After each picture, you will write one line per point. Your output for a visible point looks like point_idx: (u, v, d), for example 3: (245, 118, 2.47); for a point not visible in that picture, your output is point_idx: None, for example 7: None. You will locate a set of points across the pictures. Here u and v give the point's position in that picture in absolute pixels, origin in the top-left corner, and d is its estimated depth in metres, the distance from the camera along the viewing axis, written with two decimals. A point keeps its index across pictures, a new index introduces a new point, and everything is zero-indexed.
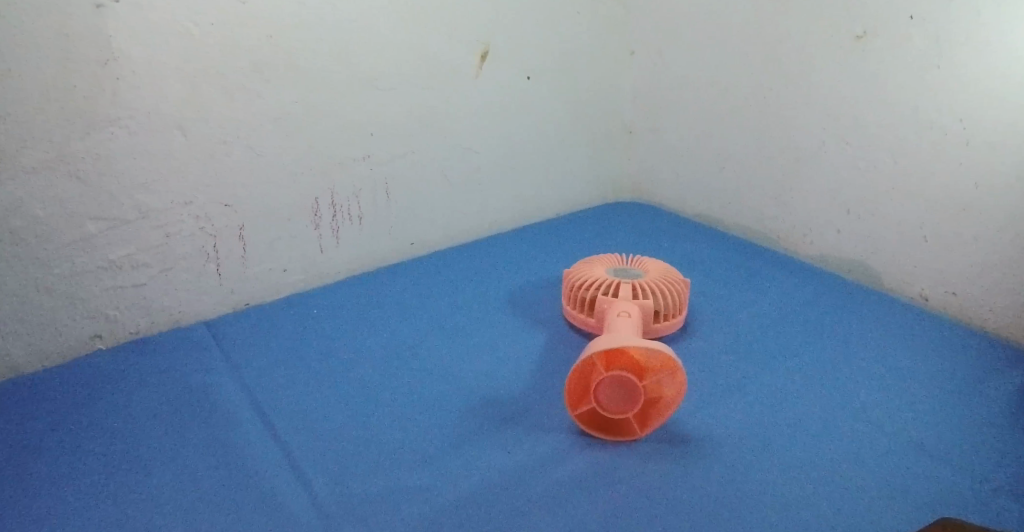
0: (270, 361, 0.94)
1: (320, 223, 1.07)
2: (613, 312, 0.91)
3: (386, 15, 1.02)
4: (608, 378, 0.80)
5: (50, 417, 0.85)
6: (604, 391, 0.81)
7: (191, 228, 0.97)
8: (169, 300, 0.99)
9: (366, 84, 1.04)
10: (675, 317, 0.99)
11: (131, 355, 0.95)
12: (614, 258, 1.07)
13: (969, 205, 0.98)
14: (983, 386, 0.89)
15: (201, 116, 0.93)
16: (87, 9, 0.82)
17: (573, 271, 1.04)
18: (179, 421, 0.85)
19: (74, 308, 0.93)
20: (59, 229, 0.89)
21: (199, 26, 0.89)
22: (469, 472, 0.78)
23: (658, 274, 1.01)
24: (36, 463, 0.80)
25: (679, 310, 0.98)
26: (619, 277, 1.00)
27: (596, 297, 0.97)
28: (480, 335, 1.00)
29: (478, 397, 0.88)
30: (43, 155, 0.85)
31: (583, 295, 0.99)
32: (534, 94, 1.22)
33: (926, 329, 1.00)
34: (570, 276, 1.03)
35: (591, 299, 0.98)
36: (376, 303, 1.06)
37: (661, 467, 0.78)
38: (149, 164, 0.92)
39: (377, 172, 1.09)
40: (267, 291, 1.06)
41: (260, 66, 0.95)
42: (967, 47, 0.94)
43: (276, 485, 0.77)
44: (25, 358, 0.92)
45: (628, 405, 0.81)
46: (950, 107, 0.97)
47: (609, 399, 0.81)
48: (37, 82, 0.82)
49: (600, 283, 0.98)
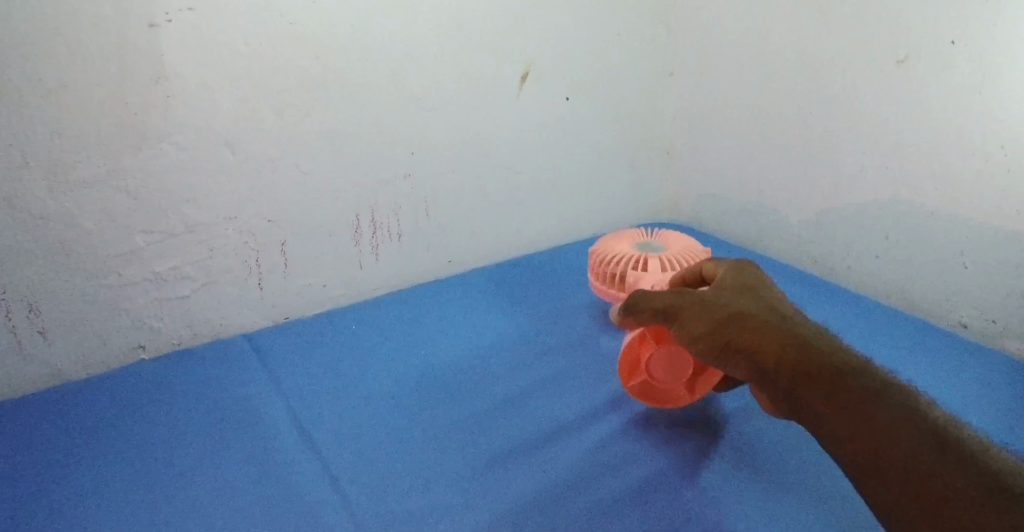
0: (309, 374, 0.95)
1: (360, 239, 1.08)
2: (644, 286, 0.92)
3: (431, 35, 1.03)
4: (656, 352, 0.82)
5: (94, 423, 0.87)
6: (653, 365, 0.83)
7: (235, 242, 0.99)
8: (212, 313, 1.01)
9: (411, 103, 1.05)
10: None
11: (173, 366, 0.97)
12: (636, 232, 1.08)
13: (1014, 232, 0.96)
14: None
15: (248, 133, 0.95)
16: (142, 28, 0.85)
17: (597, 246, 1.05)
18: (220, 430, 0.86)
19: (120, 318, 0.95)
20: (108, 241, 0.91)
21: (248, 44, 0.91)
22: (505, 490, 0.77)
23: (682, 247, 1.02)
24: (79, 467, 0.81)
25: None
26: (644, 250, 1.02)
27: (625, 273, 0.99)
28: (517, 353, 0.99)
29: (515, 416, 0.88)
30: (95, 169, 0.87)
31: (611, 271, 1.00)
32: (574, 115, 1.23)
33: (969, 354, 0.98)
34: (597, 252, 1.04)
35: (619, 275, 0.99)
36: (413, 320, 1.07)
37: (698, 491, 0.77)
38: (197, 179, 0.94)
39: (418, 190, 1.11)
40: (308, 306, 1.08)
41: (306, 85, 0.97)
42: (1012, 70, 0.92)
43: (310, 496, 0.77)
44: (72, 366, 0.94)
45: (677, 376, 0.83)
46: (994, 133, 0.95)
47: (658, 370, 0.83)
48: (92, 98, 0.85)
49: (627, 259, 1.00)
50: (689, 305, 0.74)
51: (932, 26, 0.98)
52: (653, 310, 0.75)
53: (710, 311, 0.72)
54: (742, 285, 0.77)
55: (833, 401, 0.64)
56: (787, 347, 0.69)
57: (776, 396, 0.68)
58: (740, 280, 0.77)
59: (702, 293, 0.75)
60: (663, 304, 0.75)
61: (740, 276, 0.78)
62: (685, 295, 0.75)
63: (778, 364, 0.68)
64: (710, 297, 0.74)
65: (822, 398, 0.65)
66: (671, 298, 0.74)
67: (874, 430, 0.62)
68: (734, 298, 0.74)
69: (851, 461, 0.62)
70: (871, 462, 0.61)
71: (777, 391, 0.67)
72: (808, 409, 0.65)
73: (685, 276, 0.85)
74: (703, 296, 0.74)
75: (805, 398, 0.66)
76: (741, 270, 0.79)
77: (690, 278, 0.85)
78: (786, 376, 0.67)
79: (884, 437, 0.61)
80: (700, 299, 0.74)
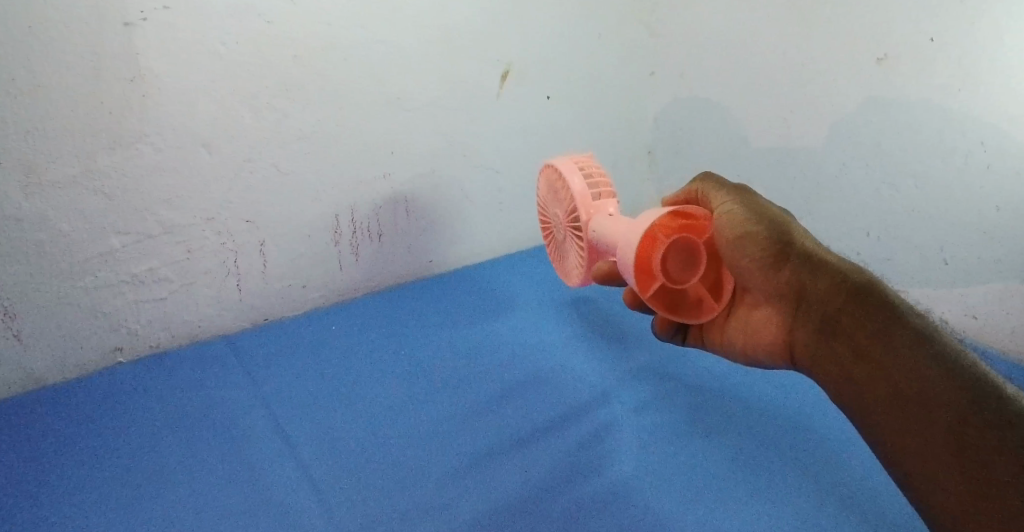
0: (289, 376, 0.95)
1: (340, 240, 1.08)
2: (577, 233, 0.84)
3: (413, 36, 1.03)
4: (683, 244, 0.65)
5: (70, 426, 0.86)
6: (672, 255, 0.65)
7: (213, 243, 0.98)
8: (190, 315, 1.00)
9: (391, 104, 1.05)
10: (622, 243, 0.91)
11: (151, 368, 0.96)
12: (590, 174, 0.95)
13: (992, 230, 0.99)
14: None
15: (226, 134, 0.94)
16: (117, 28, 0.84)
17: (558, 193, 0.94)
18: (198, 432, 0.85)
19: (97, 320, 0.94)
20: (84, 244, 0.90)
21: (225, 45, 0.90)
22: (486, 490, 0.77)
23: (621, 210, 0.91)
24: (55, 471, 0.80)
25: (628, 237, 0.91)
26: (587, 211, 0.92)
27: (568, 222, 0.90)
28: (498, 354, 0.99)
29: (495, 415, 0.87)
30: (70, 171, 0.86)
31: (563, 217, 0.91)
32: (557, 114, 1.23)
33: None
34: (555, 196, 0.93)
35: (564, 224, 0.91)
36: (395, 320, 1.07)
37: (678, 489, 0.78)
38: (174, 180, 0.93)
39: (399, 191, 1.10)
40: (288, 307, 1.07)
41: (286, 85, 0.96)
42: (992, 68, 0.93)
43: (290, 498, 0.77)
44: (48, 369, 0.93)
45: (682, 281, 0.66)
46: (976, 128, 0.96)
47: (674, 263, 0.66)
48: (66, 97, 0.84)
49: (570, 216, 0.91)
50: (746, 204, 0.66)
51: (911, 23, 0.98)
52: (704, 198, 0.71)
53: (769, 221, 0.64)
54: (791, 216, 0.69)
55: (873, 346, 0.57)
56: (842, 292, 0.61)
57: (796, 332, 0.63)
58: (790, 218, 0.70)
59: (762, 201, 0.67)
60: (717, 199, 0.68)
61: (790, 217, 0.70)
62: (745, 194, 0.67)
63: (822, 300, 0.61)
64: (769, 208, 0.66)
65: (863, 338, 0.58)
66: (730, 192, 0.68)
67: (916, 378, 0.55)
68: (789, 222, 0.66)
69: None
70: None
71: None
72: (832, 343, 0.60)
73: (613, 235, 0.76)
74: (763, 203, 0.67)
75: None
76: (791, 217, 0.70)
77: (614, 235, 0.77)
78: None
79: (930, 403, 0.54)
80: (760, 205, 0.66)
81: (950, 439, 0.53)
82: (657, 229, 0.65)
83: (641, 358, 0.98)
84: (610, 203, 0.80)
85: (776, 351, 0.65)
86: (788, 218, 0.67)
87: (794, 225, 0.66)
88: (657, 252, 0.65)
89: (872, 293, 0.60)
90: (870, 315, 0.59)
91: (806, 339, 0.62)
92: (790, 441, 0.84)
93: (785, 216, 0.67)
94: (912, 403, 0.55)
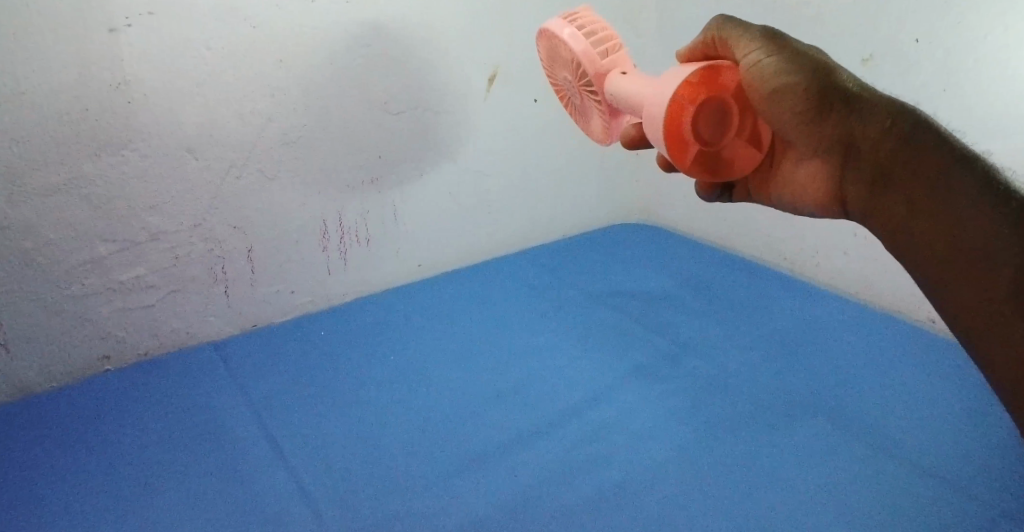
0: (278, 382, 0.94)
1: (328, 245, 1.07)
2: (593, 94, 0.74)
3: (398, 40, 1.03)
4: (707, 105, 0.51)
5: (58, 435, 0.85)
6: (700, 120, 0.52)
7: (201, 250, 0.97)
8: (178, 322, 1.00)
9: (378, 107, 1.05)
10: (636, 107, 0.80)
11: (139, 375, 0.95)
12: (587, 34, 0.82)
13: None
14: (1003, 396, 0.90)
15: (212, 140, 0.94)
16: (101, 33, 0.83)
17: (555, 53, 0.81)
18: (187, 439, 0.85)
19: (84, 329, 0.93)
20: (70, 251, 0.89)
21: (210, 50, 0.90)
22: (478, 493, 0.77)
23: None
24: (43, 480, 0.79)
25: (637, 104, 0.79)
26: None
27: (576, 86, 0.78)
28: (488, 357, 0.99)
29: (485, 419, 0.87)
30: (55, 178, 0.85)
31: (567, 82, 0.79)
32: (546, 116, 1.23)
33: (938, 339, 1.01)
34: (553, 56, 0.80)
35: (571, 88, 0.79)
36: (385, 325, 1.06)
37: (671, 488, 0.77)
38: (160, 187, 0.92)
39: (387, 195, 1.10)
40: (277, 313, 1.07)
41: (272, 90, 0.95)
42: (978, 68, 0.92)
43: (280, 503, 0.76)
44: (36, 378, 0.92)
45: (719, 143, 0.52)
46: (963, 127, 0.95)
47: (707, 127, 0.52)
48: (50, 103, 0.83)
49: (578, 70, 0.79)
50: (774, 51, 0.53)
51: (894, 23, 0.98)
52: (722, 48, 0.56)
53: (801, 66, 0.53)
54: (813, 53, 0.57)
55: (924, 192, 0.49)
56: (893, 136, 0.51)
57: (847, 183, 0.53)
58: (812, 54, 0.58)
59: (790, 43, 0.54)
60: (739, 47, 0.54)
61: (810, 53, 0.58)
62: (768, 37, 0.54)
63: (874, 147, 0.52)
64: (799, 49, 0.53)
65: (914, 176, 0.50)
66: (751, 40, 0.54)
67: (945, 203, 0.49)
68: (821, 61, 0.54)
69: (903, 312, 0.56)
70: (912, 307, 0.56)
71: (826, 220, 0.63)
72: (885, 189, 0.51)
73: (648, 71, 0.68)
74: (790, 44, 0.54)
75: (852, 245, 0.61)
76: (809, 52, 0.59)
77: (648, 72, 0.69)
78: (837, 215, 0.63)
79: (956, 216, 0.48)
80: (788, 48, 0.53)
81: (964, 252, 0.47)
82: (680, 94, 0.51)
83: (632, 360, 0.98)
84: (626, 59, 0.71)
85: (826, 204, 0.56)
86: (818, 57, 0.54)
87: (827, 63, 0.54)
88: (685, 118, 0.51)
89: (925, 131, 0.50)
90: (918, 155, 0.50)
91: (858, 188, 0.53)
92: (782, 436, 0.84)
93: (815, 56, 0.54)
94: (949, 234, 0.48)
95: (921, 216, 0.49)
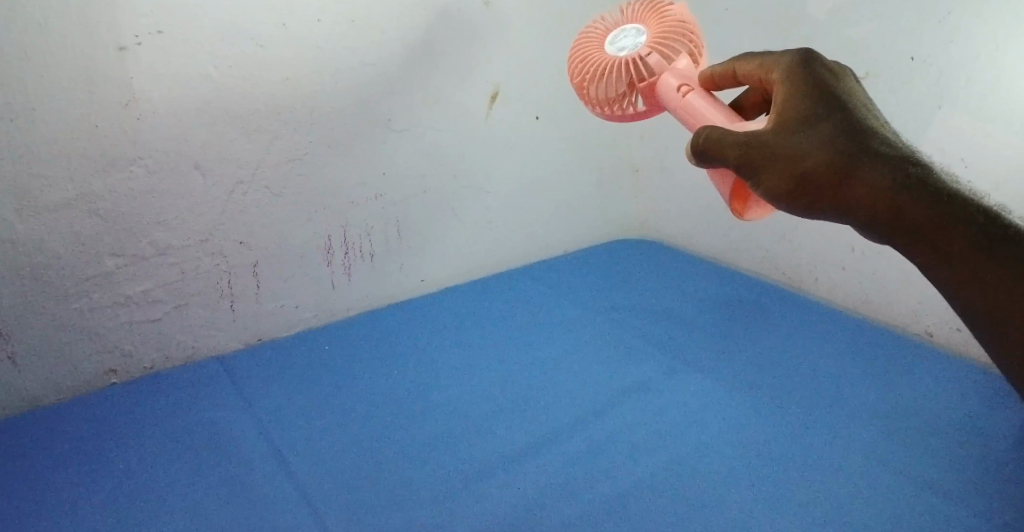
0: (283, 397, 0.95)
1: (332, 260, 1.09)
2: (669, 102, 0.69)
3: (400, 56, 1.04)
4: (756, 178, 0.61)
5: (65, 447, 0.86)
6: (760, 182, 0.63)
7: (206, 265, 0.99)
8: (183, 336, 1.01)
9: (381, 124, 1.06)
10: (693, 46, 0.72)
11: (145, 389, 0.97)
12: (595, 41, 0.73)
13: None
14: (999, 409, 0.91)
15: (219, 157, 0.95)
16: (110, 51, 0.85)
17: (586, 72, 0.73)
18: (192, 451, 0.86)
19: (90, 342, 0.95)
20: (78, 266, 0.91)
21: (218, 68, 0.92)
22: (480, 506, 0.78)
23: (661, 28, 0.71)
24: (51, 490, 0.80)
25: (693, 48, 0.72)
26: (624, 46, 0.71)
27: (632, 87, 0.71)
28: (489, 372, 1.00)
29: (485, 434, 0.88)
30: (65, 194, 0.87)
31: (618, 90, 0.72)
32: (545, 133, 1.25)
33: (933, 352, 1.02)
34: (586, 76, 0.72)
35: (627, 91, 0.72)
36: (386, 339, 1.08)
37: (670, 500, 0.78)
38: (167, 202, 0.93)
39: (389, 211, 1.12)
40: (281, 328, 1.08)
41: (277, 108, 0.97)
42: (970, 86, 0.93)
43: (284, 515, 0.77)
44: (42, 390, 0.93)
45: None
46: (956, 144, 0.96)
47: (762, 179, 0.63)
48: (61, 122, 0.85)
49: (615, 70, 0.71)
50: (758, 158, 0.53)
51: (891, 42, 0.99)
52: (712, 158, 0.55)
53: (784, 165, 0.52)
54: (809, 88, 0.54)
55: (910, 230, 0.48)
56: (882, 180, 0.49)
57: (881, 218, 0.49)
58: (813, 76, 0.54)
59: (774, 129, 0.53)
60: (713, 131, 0.55)
61: (812, 73, 0.55)
62: (752, 145, 0.53)
63: (867, 190, 0.49)
64: (781, 147, 0.52)
65: (908, 211, 0.48)
66: (735, 153, 0.53)
67: (941, 227, 0.47)
68: (809, 135, 0.52)
69: (974, 285, 0.46)
70: (984, 276, 0.46)
71: (947, 208, 0.47)
72: (880, 233, 0.50)
73: (721, 81, 0.65)
74: (771, 138, 0.53)
75: (951, 241, 0.47)
76: (813, 64, 0.55)
77: (719, 78, 0.65)
78: (942, 208, 0.47)
79: (956, 233, 0.47)
80: (772, 148, 0.52)
81: (975, 247, 0.46)
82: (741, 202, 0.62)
83: (630, 376, 0.99)
84: (695, 94, 0.66)
85: (881, 231, 0.50)
86: (805, 132, 0.52)
87: (817, 131, 0.51)
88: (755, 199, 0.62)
89: (909, 174, 0.49)
90: (927, 212, 0.48)
91: (881, 230, 0.50)
92: (781, 450, 0.85)
93: (801, 134, 0.52)
94: (946, 250, 0.47)
95: (916, 253, 0.48)
